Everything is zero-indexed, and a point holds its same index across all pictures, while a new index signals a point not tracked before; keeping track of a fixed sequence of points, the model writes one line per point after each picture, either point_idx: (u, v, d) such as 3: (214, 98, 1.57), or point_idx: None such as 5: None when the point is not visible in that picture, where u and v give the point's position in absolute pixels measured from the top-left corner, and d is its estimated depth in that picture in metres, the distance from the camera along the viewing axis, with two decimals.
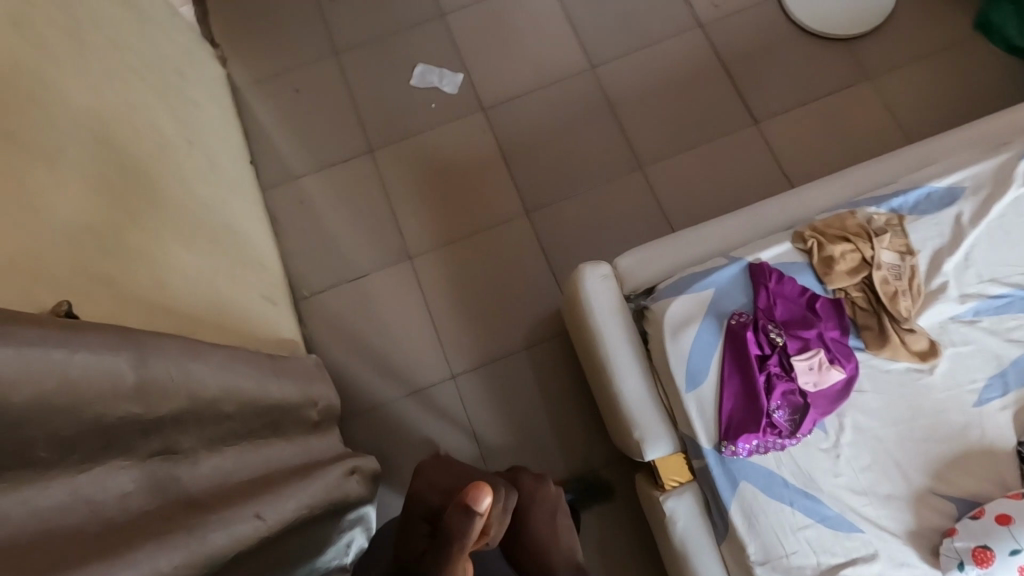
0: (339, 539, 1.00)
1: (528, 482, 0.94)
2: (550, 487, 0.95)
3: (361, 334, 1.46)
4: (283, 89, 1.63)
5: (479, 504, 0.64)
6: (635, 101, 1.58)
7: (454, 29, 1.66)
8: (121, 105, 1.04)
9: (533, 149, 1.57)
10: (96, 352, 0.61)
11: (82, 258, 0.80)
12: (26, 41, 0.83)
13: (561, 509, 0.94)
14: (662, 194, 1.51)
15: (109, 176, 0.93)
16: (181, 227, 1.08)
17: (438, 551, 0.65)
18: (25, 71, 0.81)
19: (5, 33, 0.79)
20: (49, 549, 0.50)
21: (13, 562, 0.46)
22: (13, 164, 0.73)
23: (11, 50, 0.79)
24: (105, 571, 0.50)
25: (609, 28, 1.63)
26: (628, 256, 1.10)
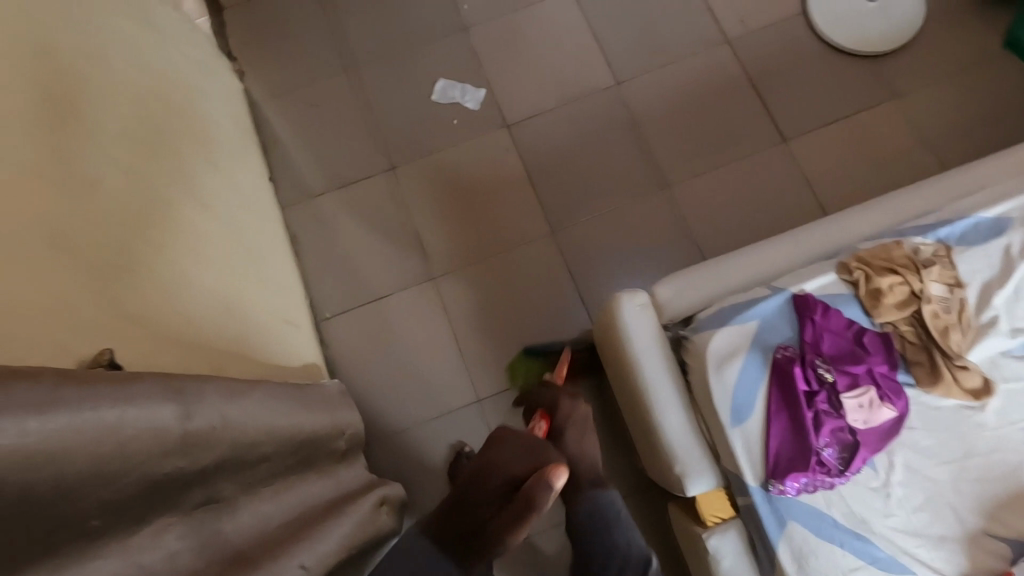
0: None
1: (566, 405, 1.07)
2: (583, 407, 1.09)
3: (384, 356, 1.43)
4: (302, 104, 1.60)
5: (556, 481, 0.76)
6: (661, 118, 1.56)
7: (476, 43, 1.63)
8: (141, 129, 1.01)
9: (557, 167, 1.54)
10: (146, 408, 0.59)
11: (101, 298, 0.77)
12: (44, 69, 0.80)
13: (590, 429, 1.08)
14: (689, 214, 1.49)
15: (126, 206, 0.90)
16: (205, 254, 1.05)
17: (513, 517, 0.77)
18: (44, 100, 0.78)
19: (22, 62, 0.76)
20: None
21: None
22: (30, 205, 0.70)
23: (30, 79, 0.76)
24: None
25: (634, 43, 1.61)
26: (665, 285, 1.09)
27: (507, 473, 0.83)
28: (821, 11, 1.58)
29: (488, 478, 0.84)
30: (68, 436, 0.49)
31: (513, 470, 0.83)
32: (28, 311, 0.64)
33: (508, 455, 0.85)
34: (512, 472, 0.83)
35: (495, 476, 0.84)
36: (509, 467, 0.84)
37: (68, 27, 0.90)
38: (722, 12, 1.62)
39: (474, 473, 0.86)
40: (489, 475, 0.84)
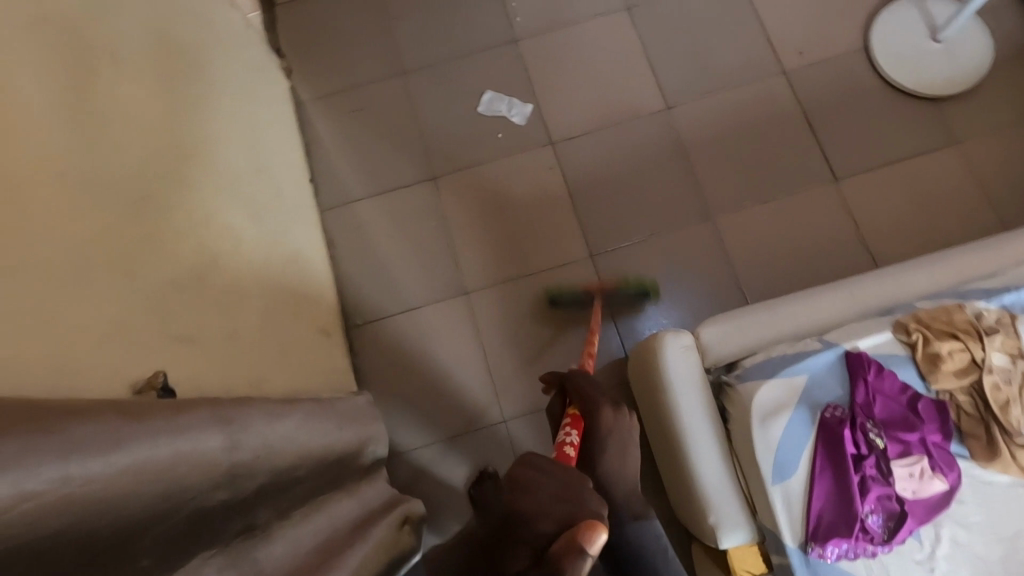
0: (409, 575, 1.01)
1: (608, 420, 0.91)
2: (628, 422, 0.92)
3: (412, 368, 1.42)
4: (347, 107, 1.59)
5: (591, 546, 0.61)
6: (709, 147, 1.52)
7: (526, 57, 1.61)
8: (195, 131, 1.00)
9: (601, 189, 1.51)
10: (196, 441, 0.58)
11: (160, 314, 0.75)
12: (104, 73, 0.79)
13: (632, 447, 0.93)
14: (731, 247, 1.46)
15: (182, 213, 0.88)
16: (248, 261, 1.03)
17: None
18: (104, 104, 0.77)
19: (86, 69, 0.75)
20: None
21: None
22: (93, 216, 0.68)
23: (92, 84, 0.75)
24: None
25: (686, 68, 1.58)
26: (711, 327, 1.05)
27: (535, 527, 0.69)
28: (883, 49, 1.54)
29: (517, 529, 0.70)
30: (125, 478, 0.48)
31: (542, 526, 0.68)
32: (91, 337, 0.62)
33: (539, 504, 0.71)
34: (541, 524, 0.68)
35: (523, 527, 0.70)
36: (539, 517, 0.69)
37: (129, 29, 0.89)
38: (780, 43, 1.58)
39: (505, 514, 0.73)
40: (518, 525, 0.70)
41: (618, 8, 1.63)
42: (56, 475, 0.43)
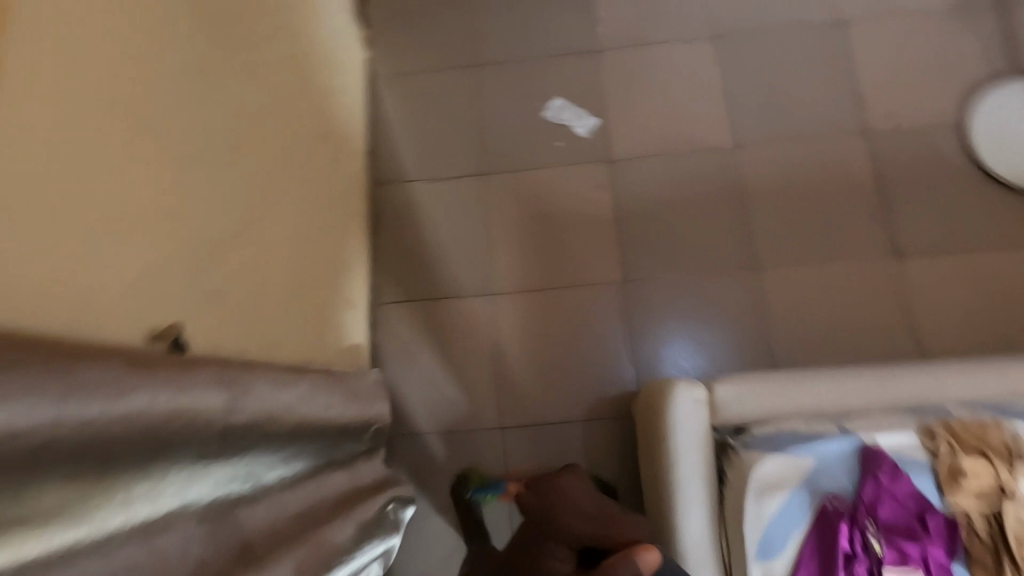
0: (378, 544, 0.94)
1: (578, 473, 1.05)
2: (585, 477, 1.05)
3: (426, 355, 1.44)
4: (417, 88, 1.61)
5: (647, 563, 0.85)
6: (770, 196, 1.47)
7: (601, 69, 1.58)
8: (265, 91, 1.03)
9: (650, 217, 1.48)
10: (195, 400, 0.60)
11: (194, 265, 0.78)
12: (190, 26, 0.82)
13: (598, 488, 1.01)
14: (770, 304, 1.41)
15: (236, 171, 0.91)
16: (288, 225, 1.07)
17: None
18: (182, 56, 0.80)
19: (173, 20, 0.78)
20: None
21: None
22: (153, 167, 0.72)
23: (175, 37, 0.79)
24: None
25: (764, 111, 1.52)
26: (727, 386, 1.01)
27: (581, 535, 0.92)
28: (980, 129, 1.44)
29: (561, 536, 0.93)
30: (113, 424, 0.51)
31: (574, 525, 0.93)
32: (124, 282, 0.65)
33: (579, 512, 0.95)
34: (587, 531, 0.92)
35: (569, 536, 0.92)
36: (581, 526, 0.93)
37: None
38: (869, 103, 1.51)
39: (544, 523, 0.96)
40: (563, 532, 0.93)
41: (705, 36, 1.58)
42: (54, 412, 0.45)
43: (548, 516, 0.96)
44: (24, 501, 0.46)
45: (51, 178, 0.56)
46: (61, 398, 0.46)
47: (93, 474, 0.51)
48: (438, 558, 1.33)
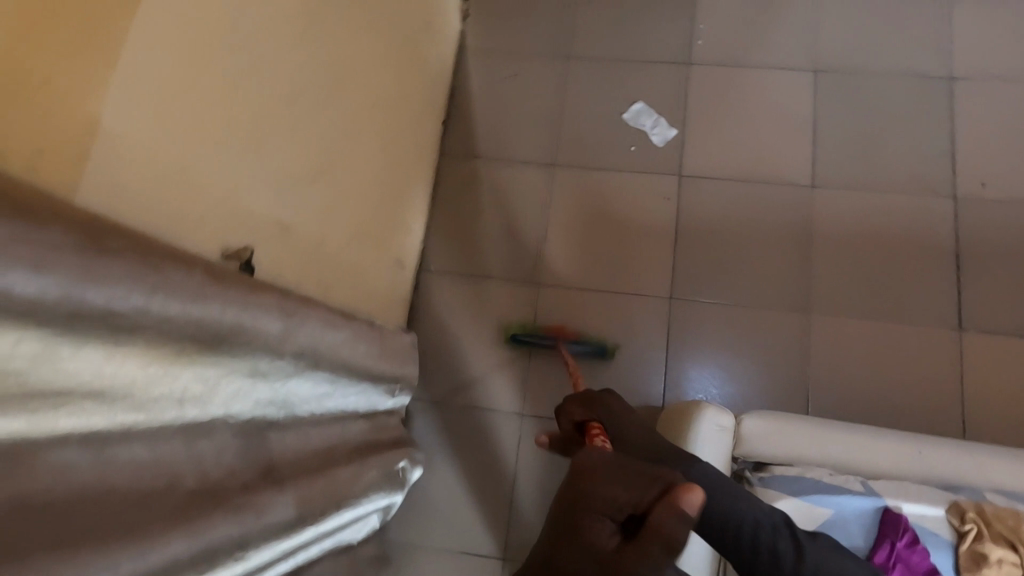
0: (381, 496, 0.99)
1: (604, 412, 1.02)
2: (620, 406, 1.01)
3: (460, 328, 1.47)
4: (503, 68, 1.62)
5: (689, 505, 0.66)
6: (837, 241, 1.43)
7: (691, 83, 1.56)
8: (366, 45, 1.06)
9: (710, 239, 1.46)
10: (258, 322, 0.64)
11: (272, 198, 0.82)
12: None
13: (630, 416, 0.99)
14: (815, 350, 1.37)
15: (325, 116, 0.94)
16: (361, 177, 1.10)
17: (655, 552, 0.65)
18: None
19: None
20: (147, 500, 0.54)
21: (109, 511, 0.51)
22: (256, 98, 0.76)
23: None
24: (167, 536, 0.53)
25: (850, 154, 1.47)
26: (755, 419, 1.01)
27: (608, 503, 0.71)
28: None
29: (587, 510, 0.71)
30: (187, 327, 0.54)
31: (613, 495, 0.71)
32: (212, 198, 0.69)
33: (603, 478, 0.73)
34: (615, 496, 0.71)
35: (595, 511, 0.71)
36: (608, 495, 0.71)
37: None
38: (964, 166, 1.44)
39: (569, 500, 0.75)
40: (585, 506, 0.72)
41: (803, 68, 1.54)
42: (143, 304, 0.49)
43: (573, 488, 0.75)
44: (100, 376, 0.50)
45: (169, 92, 0.60)
46: (154, 292, 0.49)
47: (156, 368, 0.55)
48: (433, 525, 1.36)
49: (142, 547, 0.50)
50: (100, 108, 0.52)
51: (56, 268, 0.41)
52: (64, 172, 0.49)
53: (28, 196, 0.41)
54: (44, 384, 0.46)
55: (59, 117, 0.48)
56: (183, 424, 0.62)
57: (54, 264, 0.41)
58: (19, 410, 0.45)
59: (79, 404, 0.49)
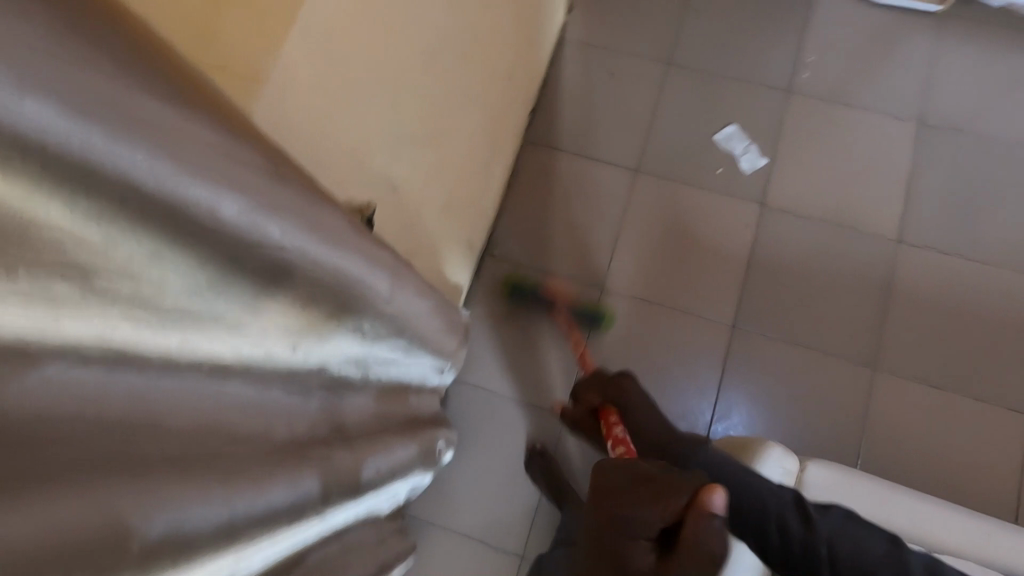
0: (412, 472, 0.97)
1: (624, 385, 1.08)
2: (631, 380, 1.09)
3: (515, 319, 1.44)
4: (600, 65, 1.59)
5: (716, 507, 0.68)
6: (915, 301, 1.38)
7: (790, 114, 1.52)
8: (490, 19, 1.04)
9: (784, 275, 1.42)
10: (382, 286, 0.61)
11: (391, 159, 0.81)
12: None
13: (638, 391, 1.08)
14: (874, 407, 1.34)
15: (447, 85, 0.93)
16: (462, 151, 1.08)
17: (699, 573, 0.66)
18: None
19: None
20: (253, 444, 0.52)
21: (226, 446, 0.49)
22: (398, 55, 0.74)
23: None
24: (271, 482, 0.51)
25: (945, 215, 1.43)
26: (820, 469, 0.98)
27: (644, 523, 0.71)
28: None
29: (621, 534, 0.72)
30: (327, 275, 0.51)
31: (642, 513, 0.71)
32: (345, 147, 0.68)
33: (631, 495, 0.73)
34: (646, 516, 0.71)
35: (627, 531, 0.72)
36: (637, 515, 0.72)
37: None
38: None
39: (600, 526, 0.74)
40: (615, 527, 0.72)
41: (909, 119, 1.49)
42: (305, 248, 0.46)
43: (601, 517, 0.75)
44: (247, 307, 0.48)
45: (336, 35, 0.59)
46: (314, 231, 0.46)
47: (288, 312, 0.53)
48: (454, 511, 1.34)
49: (255, 485, 0.49)
50: (274, 32, 0.50)
51: (241, 187, 0.38)
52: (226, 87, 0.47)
53: (223, 107, 0.38)
54: (196, 305, 0.44)
55: (232, 23, 0.46)
56: (289, 371, 0.60)
57: (243, 183, 0.38)
58: (171, 325, 0.43)
59: (219, 331, 0.47)
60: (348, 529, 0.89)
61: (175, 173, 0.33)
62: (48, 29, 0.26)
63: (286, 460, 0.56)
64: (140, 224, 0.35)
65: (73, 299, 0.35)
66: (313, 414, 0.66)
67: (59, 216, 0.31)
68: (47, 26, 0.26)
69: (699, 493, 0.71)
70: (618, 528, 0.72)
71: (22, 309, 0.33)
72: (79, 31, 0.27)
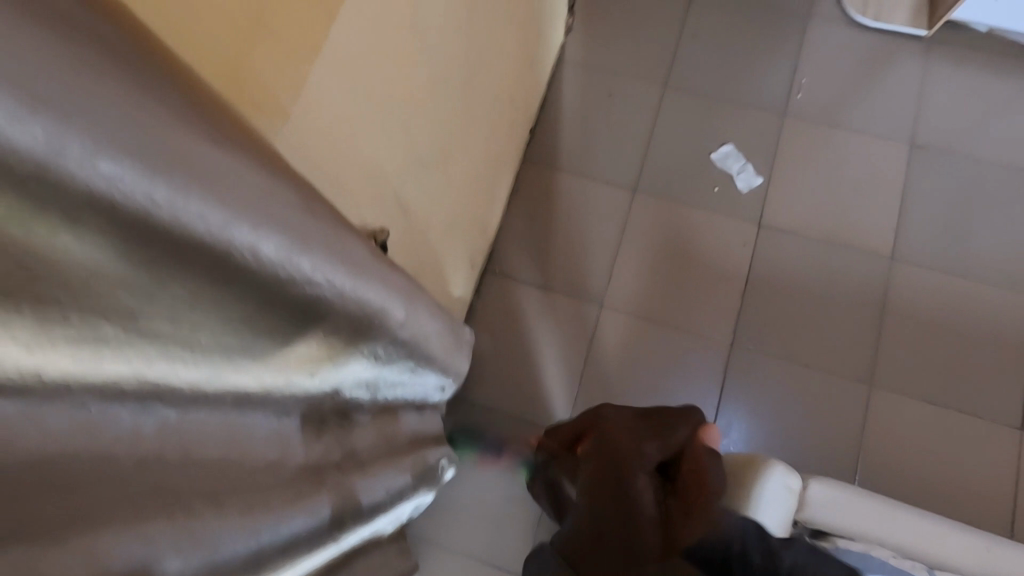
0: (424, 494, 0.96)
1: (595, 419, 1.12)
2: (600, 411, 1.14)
3: (516, 337, 1.45)
4: (599, 86, 1.61)
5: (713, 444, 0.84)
6: (909, 318, 1.41)
7: (785, 135, 1.55)
8: (495, 44, 1.06)
9: (781, 293, 1.45)
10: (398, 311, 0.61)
11: (401, 184, 0.82)
12: None
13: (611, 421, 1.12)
14: (871, 424, 1.35)
15: (454, 111, 0.94)
16: (466, 173, 1.09)
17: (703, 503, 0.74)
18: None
19: None
20: (271, 474, 0.53)
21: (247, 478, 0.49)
22: (408, 83, 0.76)
23: None
24: (289, 513, 0.51)
25: (936, 234, 1.46)
26: (821, 487, 1.00)
27: (653, 458, 0.77)
28: None
29: (633, 467, 0.75)
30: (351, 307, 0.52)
31: (651, 447, 0.78)
32: (358, 174, 0.69)
33: (641, 432, 0.81)
34: (655, 451, 0.78)
35: (640, 464, 0.75)
36: (647, 452, 0.77)
37: None
38: None
39: (612, 462, 0.76)
40: (628, 461, 0.76)
41: (900, 140, 1.53)
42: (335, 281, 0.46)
43: (612, 454, 0.77)
44: (276, 341, 0.47)
45: (352, 67, 0.60)
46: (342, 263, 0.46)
47: (313, 344, 0.52)
48: (456, 530, 1.34)
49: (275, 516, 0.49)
50: (292, 65, 0.51)
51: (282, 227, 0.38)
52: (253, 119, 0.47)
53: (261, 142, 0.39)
54: (232, 338, 0.43)
55: (258, 57, 0.47)
56: (305, 398, 0.59)
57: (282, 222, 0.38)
58: (204, 359, 0.42)
59: (247, 365, 0.47)
60: (356, 552, 0.88)
61: (220, 214, 0.34)
62: (112, 82, 0.26)
63: (303, 489, 0.56)
64: (186, 264, 0.35)
65: (120, 340, 0.35)
66: (328, 438, 0.66)
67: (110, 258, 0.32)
68: (110, 77, 0.26)
69: (695, 432, 0.84)
70: (630, 461, 0.76)
71: (69, 351, 0.33)
72: (135, 79, 0.28)
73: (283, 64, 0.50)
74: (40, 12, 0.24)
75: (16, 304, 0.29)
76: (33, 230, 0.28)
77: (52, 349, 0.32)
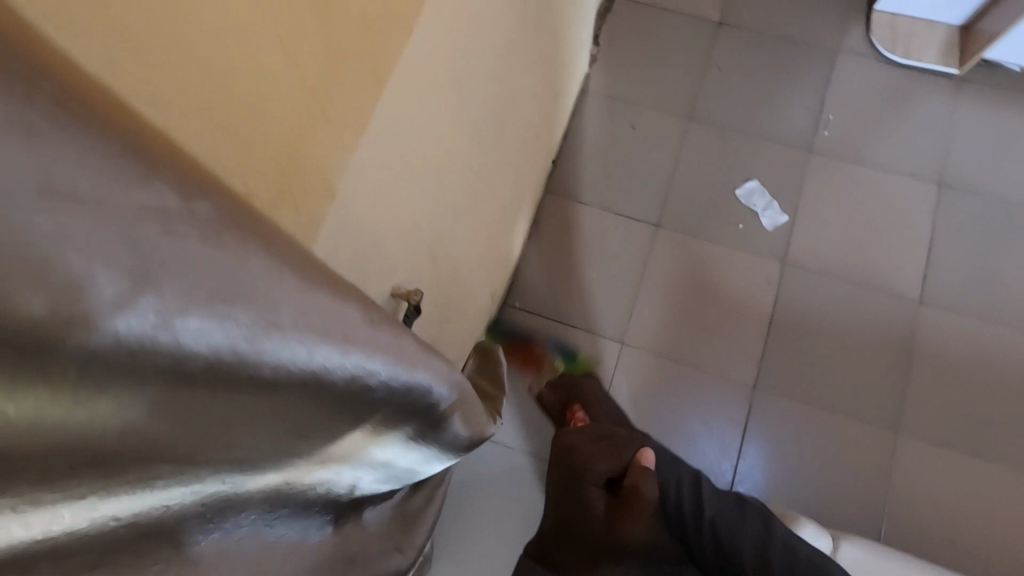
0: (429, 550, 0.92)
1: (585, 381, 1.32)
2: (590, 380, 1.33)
3: (533, 373, 1.43)
4: (623, 118, 1.60)
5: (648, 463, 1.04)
6: (939, 366, 1.38)
7: (812, 174, 1.53)
8: (523, 88, 1.05)
9: (806, 336, 1.42)
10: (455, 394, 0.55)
11: (432, 237, 0.80)
12: (506, 22, 0.85)
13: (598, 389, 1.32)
14: (897, 474, 1.32)
15: (485, 159, 0.93)
16: (493, 216, 1.08)
17: (635, 509, 0.96)
18: (493, 44, 0.82)
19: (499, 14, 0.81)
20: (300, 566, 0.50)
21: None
22: (443, 140, 0.74)
23: (494, 30, 0.81)
24: None
25: (967, 279, 1.43)
26: (850, 548, 0.97)
27: (598, 474, 1.04)
28: None
29: (583, 482, 1.02)
30: None
31: (596, 464, 1.05)
32: (392, 237, 0.67)
33: (588, 454, 1.06)
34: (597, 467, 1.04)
35: (587, 480, 1.02)
36: (592, 468, 1.04)
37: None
38: None
39: (568, 477, 1.05)
40: (580, 477, 1.03)
41: (930, 181, 1.50)
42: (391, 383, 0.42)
43: (567, 469, 1.06)
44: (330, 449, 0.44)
45: (391, 138, 0.59)
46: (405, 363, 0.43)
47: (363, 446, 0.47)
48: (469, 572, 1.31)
49: None
50: (329, 148, 0.49)
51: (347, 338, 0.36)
52: (292, 218, 0.47)
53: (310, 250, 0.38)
54: (288, 452, 0.41)
55: (301, 157, 0.47)
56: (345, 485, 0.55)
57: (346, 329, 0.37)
58: (260, 477, 0.40)
59: (299, 472, 0.44)
60: None
61: (283, 346, 0.33)
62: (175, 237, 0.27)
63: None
64: (250, 400, 0.34)
65: (178, 477, 0.34)
66: None
67: (173, 412, 0.31)
68: (177, 232, 0.27)
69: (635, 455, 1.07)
70: (580, 478, 1.03)
71: (127, 497, 0.32)
72: (204, 234, 0.28)
73: (327, 153, 0.50)
74: (116, 198, 0.25)
75: (79, 474, 0.29)
76: (110, 409, 0.28)
77: (113, 497, 0.32)
